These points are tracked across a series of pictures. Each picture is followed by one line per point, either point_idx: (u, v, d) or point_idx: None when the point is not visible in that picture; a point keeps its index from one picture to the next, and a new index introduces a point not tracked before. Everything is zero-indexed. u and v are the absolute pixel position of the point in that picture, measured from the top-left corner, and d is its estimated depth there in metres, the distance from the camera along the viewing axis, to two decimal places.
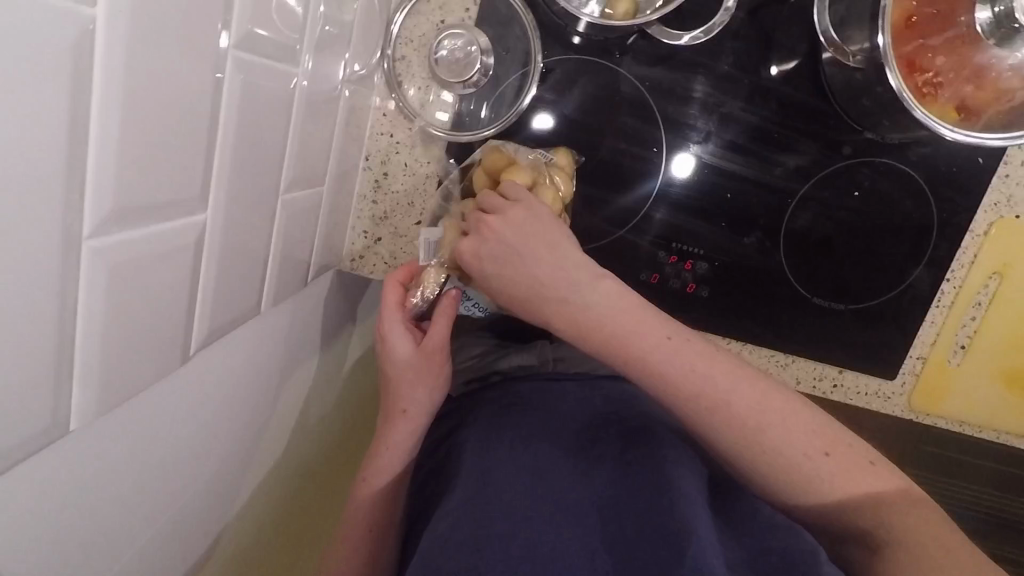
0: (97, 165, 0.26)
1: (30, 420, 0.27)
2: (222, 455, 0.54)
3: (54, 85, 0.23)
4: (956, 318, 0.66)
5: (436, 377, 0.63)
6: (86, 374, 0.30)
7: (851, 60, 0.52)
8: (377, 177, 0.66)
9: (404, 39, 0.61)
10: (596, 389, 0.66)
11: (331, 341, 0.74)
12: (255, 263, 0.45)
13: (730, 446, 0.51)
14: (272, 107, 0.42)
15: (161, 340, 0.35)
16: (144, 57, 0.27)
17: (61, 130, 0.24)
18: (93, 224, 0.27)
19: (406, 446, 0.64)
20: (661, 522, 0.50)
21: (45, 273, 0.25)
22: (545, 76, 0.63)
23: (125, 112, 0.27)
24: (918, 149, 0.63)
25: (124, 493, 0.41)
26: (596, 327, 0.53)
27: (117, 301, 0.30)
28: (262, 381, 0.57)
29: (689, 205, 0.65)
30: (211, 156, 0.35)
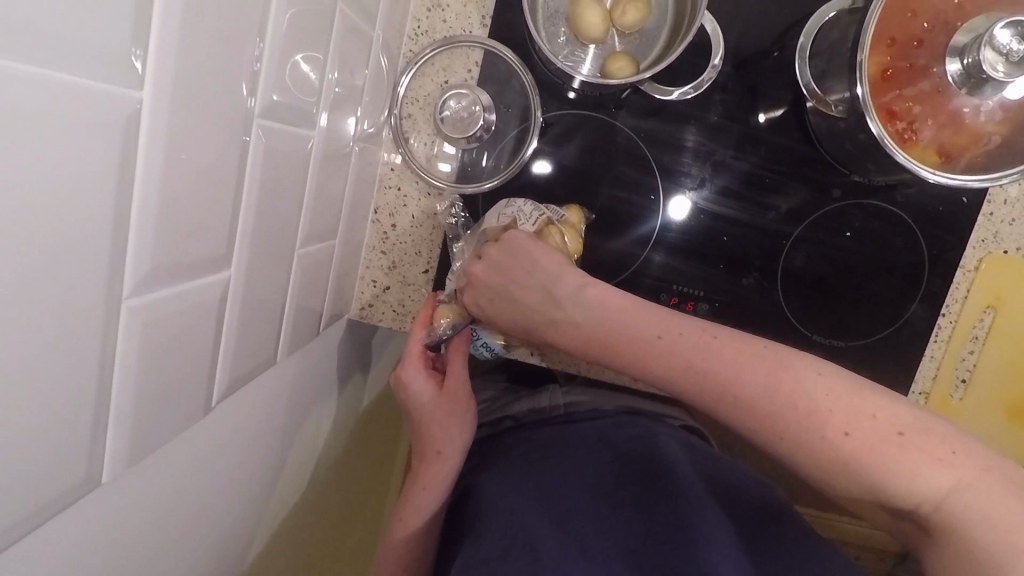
0: (138, 229, 0.29)
1: (69, 470, 0.29)
2: (240, 505, 0.55)
3: (105, 159, 0.26)
4: (954, 351, 0.67)
5: (465, 415, 0.64)
6: (121, 426, 0.31)
7: (834, 110, 0.55)
8: (385, 229, 0.68)
9: (410, 99, 0.65)
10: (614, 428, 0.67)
11: (342, 389, 0.76)
12: (273, 313, 0.47)
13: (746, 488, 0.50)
14: (292, 166, 0.45)
15: (188, 390, 0.37)
16: (181, 130, 0.30)
17: (109, 198, 0.26)
18: (133, 285, 0.29)
19: (442, 488, 0.64)
20: None
21: (89, 331, 0.27)
22: (545, 130, 0.66)
23: (164, 181, 0.30)
24: (906, 191, 0.65)
25: (155, 545, 0.42)
26: (585, 343, 0.56)
27: (151, 356, 0.32)
28: (278, 430, 0.58)
29: (687, 249, 0.67)
30: (236, 215, 0.38)
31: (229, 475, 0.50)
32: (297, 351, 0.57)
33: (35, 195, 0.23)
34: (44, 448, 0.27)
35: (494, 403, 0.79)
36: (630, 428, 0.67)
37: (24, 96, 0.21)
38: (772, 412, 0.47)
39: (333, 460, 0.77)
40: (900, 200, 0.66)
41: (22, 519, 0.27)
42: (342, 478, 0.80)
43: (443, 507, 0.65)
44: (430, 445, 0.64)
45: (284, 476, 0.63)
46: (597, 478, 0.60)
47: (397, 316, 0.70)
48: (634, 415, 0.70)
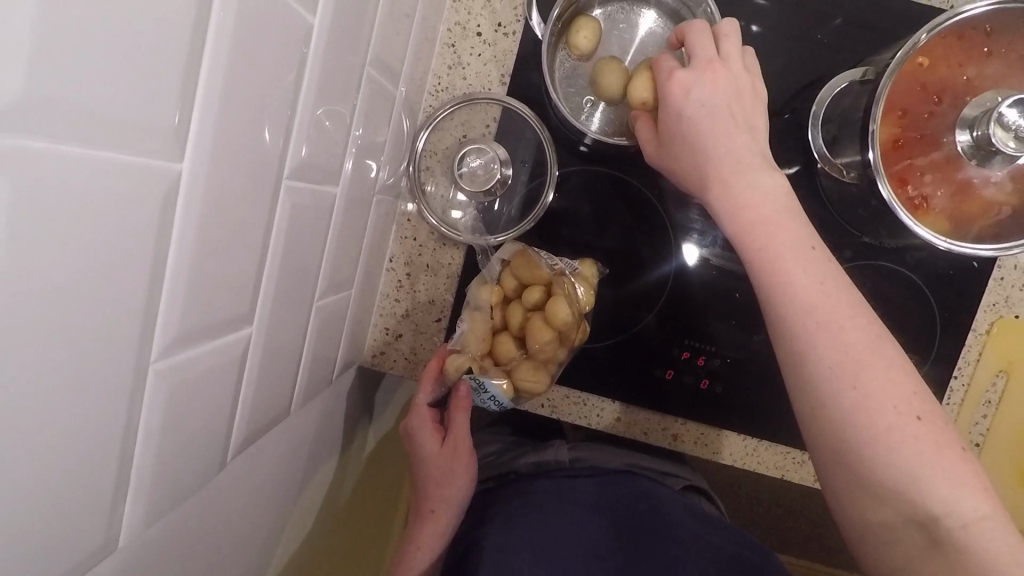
0: (169, 294, 0.29)
1: (87, 535, 0.29)
2: (246, 558, 0.54)
3: (143, 227, 0.26)
4: (969, 415, 0.67)
5: (461, 474, 0.64)
6: (138, 488, 0.32)
7: (845, 176, 0.55)
8: (400, 277, 0.69)
9: (429, 152, 0.67)
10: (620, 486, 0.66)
11: (349, 435, 0.75)
12: (290, 363, 0.47)
13: None
14: (316, 220, 0.45)
15: (206, 446, 0.37)
16: (215, 197, 0.31)
17: (145, 266, 0.27)
18: (161, 350, 0.30)
19: (437, 546, 0.65)
20: None
21: (117, 397, 0.28)
22: (560, 184, 0.67)
23: (197, 246, 0.30)
24: (916, 253, 0.66)
25: None
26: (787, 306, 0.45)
27: (172, 417, 0.32)
28: (286, 481, 0.58)
29: (698, 304, 0.68)
30: (261, 272, 0.38)
31: (238, 528, 0.50)
32: (310, 400, 0.57)
33: (77, 266, 0.24)
34: (66, 515, 0.27)
35: (499, 456, 0.78)
36: (627, 487, 0.65)
37: (72, 174, 0.22)
38: None
39: (338, 509, 0.76)
40: (910, 262, 0.66)
41: None
42: (344, 527, 0.79)
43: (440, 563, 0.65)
44: (426, 502, 0.64)
45: (289, 526, 0.63)
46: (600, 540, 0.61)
47: (408, 364, 0.70)
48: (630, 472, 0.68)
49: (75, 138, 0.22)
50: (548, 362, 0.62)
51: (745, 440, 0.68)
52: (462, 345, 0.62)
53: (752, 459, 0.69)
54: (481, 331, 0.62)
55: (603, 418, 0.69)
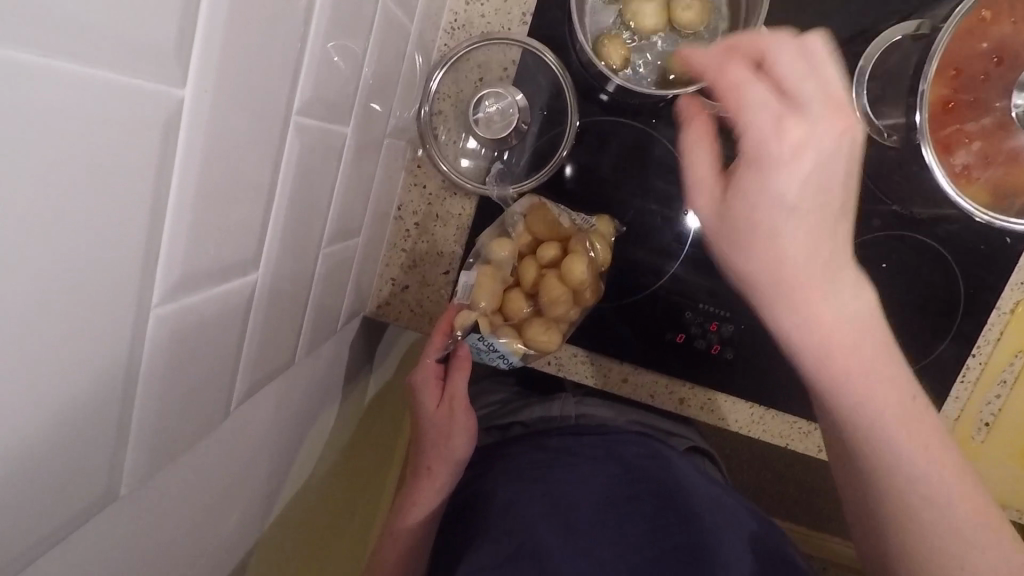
0: (171, 237, 0.27)
1: (86, 489, 0.27)
2: (246, 505, 0.53)
3: (142, 160, 0.24)
4: (982, 393, 0.66)
5: (462, 433, 0.62)
6: (139, 440, 0.30)
7: (886, 139, 0.53)
8: (407, 226, 0.66)
9: (442, 95, 0.63)
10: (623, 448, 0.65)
11: (351, 386, 0.74)
12: (295, 313, 0.45)
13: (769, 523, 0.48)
14: (325, 164, 0.43)
15: (209, 395, 0.36)
16: (221, 128, 0.28)
17: (144, 204, 0.25)
18: (163, 293, 0.28)
19: (434, 502, 0.64)
20: None
21: (116, 345, 0.26)
22: (579, 135, 0.64)
23: (200, 182, 0.28)
24: (946, 226, 0.64)
25: (165, 548, 0.40)
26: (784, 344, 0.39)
27: (174, 366, 0.30)
28: (288, 430, 0.57)
29: (715, 267, 0.65)
30: (268, 216, 0.36)
31: (240, 476, 0.49)
32: (314, 351, 0.55)
33: (69, 202, 0.21)
34: (64, 468, 0.26)
35: (502, 407, 0.77)
36: (639, 445, 0.65)
37: (63, 97, 0.19)
38: None
39: (336, 458, 0.75)
40: (939, 233, 0.64)
41: (33, 542, 0.25)
42: (343, 475, 0.79)
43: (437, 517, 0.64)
44: (423, 457, 0.64)
45: (290, 474, 0.62)
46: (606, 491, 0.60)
47: (414, 316, 0.68)
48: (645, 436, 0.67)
49: (65, 54, 0.19)
50: (562, 319, 0.60)
51: (752, 408, 0.67)
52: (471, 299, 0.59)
53: (758, 428, 0.68)
54: (492, 286, 0.59)
55: (609, 377, 0.68)
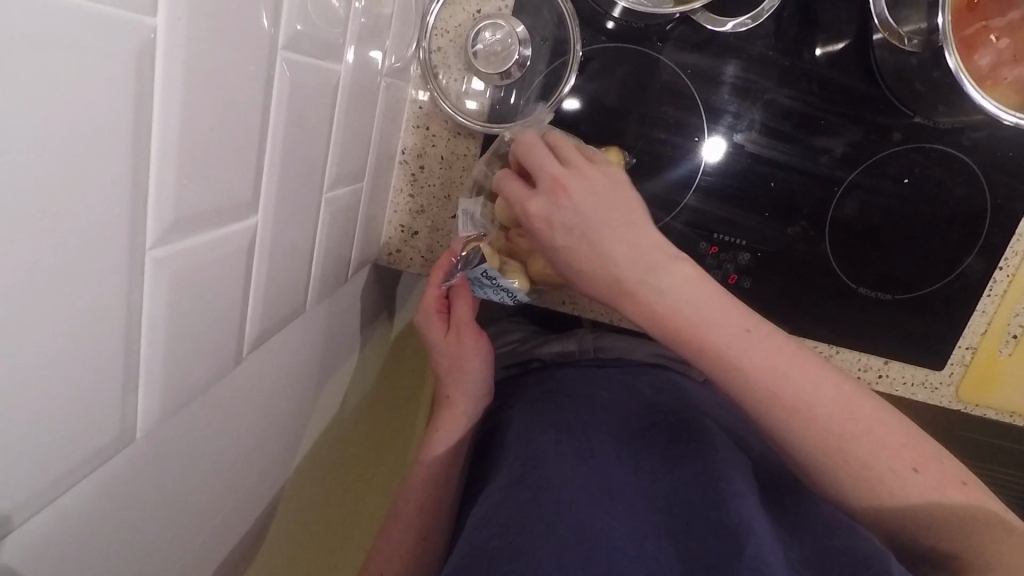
0: (158, 178, 0.27)
1: (100, 428, 0.29)
2: (268, 447, 0.55)
3: (118, 92, 0.23)
4: (1010, 305, 0.64)
5: (478, 356, 0.63)
6: (151, 382, 0.31)
7: (906, 45, 0.50)
8: (413, 170, 0.65)
9: (439, 31, 0.61)
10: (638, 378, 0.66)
11: (368, 335, 0.75)
12: (301, 258, 0.45)
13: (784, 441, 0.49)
14: (320, 106, 0.42)
15: (217, 338, 0.36)
16: (201, 64, 0.27)
17: (125, 140, 0.24)
18: (158, 235, 0.28)
19: (459, 431, 0.64)
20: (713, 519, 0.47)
21: (112, 286, 0.26)
22: (584, 65, 0.61)
23: (183, 120, 0.27)
24: (973, 135, 0.61)
25: (190, 485, 0.42)
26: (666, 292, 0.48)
27: (180, 308, 0.31)
28: (307, 375, 0.58)
29: (729, 193, 0.63)
30: (262, 159, 0.35)
31: (258, 422, 0.50)
32: (325, 298, 0.56)
33: (43, 140, 0.21)
34: (75, 408, 0.27)
35: (517, 347, 0.78)
36: (649, 380, 0.65)
37: (29, 29, 0.19)
38: (806, 376, 0.46)
39: (358, 404, 0.77)
40: (966, 144, 0.61)
41: (53, 476, 0.27)
42: (366, 420, 0.81)
43: (463, 450, 0.64)
44: (443, 389, 0.65)
45: (313, 420, 0.64)
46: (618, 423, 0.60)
47: (425, 262, 0.68)
48: (658, 368, 0.68)
49: None
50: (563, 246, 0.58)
51: None
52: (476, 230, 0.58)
53: None
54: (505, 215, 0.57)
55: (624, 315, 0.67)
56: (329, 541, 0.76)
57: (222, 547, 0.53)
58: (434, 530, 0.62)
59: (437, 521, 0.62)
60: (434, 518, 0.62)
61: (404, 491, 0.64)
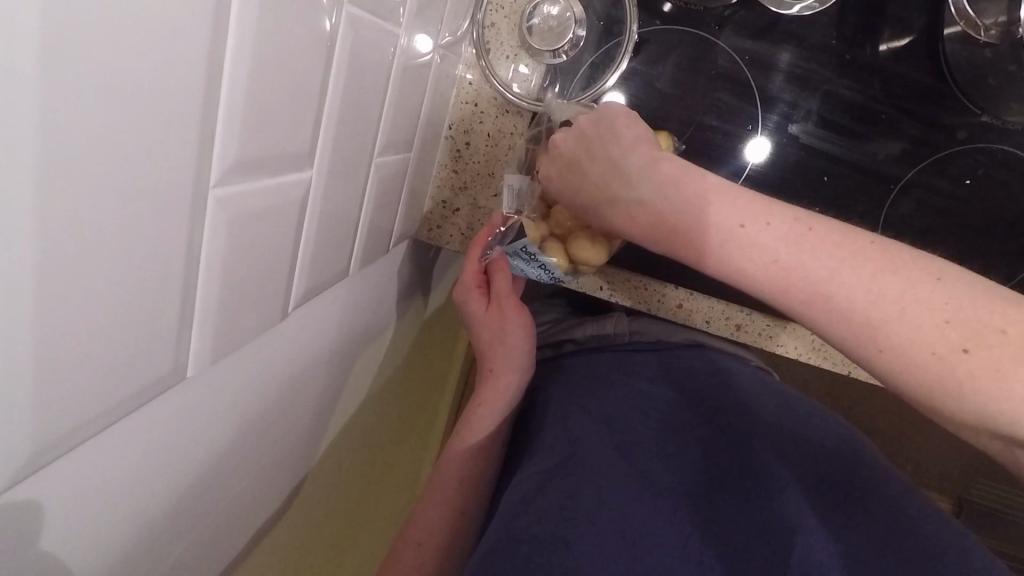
0: (226, 122, 0.27)
1: (154, 366, 0.29)
2: (303, 411, 0.56)
3: (196, 24, 0.23)
4: None
5: (521, 327, 0.63)
6: (205, 322, 0.31)
7: (984, 36, 0.49)
8: (458, 146, 0.65)
9: (494, 7, 0.60)
10: (686, 359, 0.65)
11: (403, 310, 0.75)
12: (349, 220, 0.46)
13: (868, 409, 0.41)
14: (377, 69, 0.42)
15: (266, 289, 0.36)
16: (274, 5, 0.27)
17: (199, 76, 0.24)
18: (221, 174, 0.28)
19: (504, 405, 0.63)
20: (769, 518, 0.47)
21: (176, 220, 0.26)
22: (638, 48, 0.60)
23: (253, 62, 0.27)
24: None
25: (228, 435, 0.43)
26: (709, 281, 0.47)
27: (237, 248, 0.31)
28: (343, 342, 0.59)
29: (778, 185, 0.62)
30: (320, 113, 0.35)
31: (298, 379, 0.51)
32: (366, 266, 0.56)
33: (131, 70, 0.21)
34: (132, 338, 0.27)
35: (554, 326, 0.78)
36: (688, 362, 0.65)
37: None
38: None
39: (390, 378, 0.78)
40: None
41: (109, 404, 0.27)
42: (396, 395, 0.81)
43: (505, 423, 0.64)
44: (486, 362, 0.64)
45: (346, 388, 0.65)
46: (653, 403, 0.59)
47: (465, 239, 0.68)
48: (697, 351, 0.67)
49: None
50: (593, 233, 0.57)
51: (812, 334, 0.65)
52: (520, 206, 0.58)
53: (817, 355, 0.66)
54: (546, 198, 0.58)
55: (662, 304, 0.66)
56: (358, 511, 0.76)
57: (256, 502, 0.54)
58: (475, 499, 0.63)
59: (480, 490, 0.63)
60: (475, 488, 0.63)
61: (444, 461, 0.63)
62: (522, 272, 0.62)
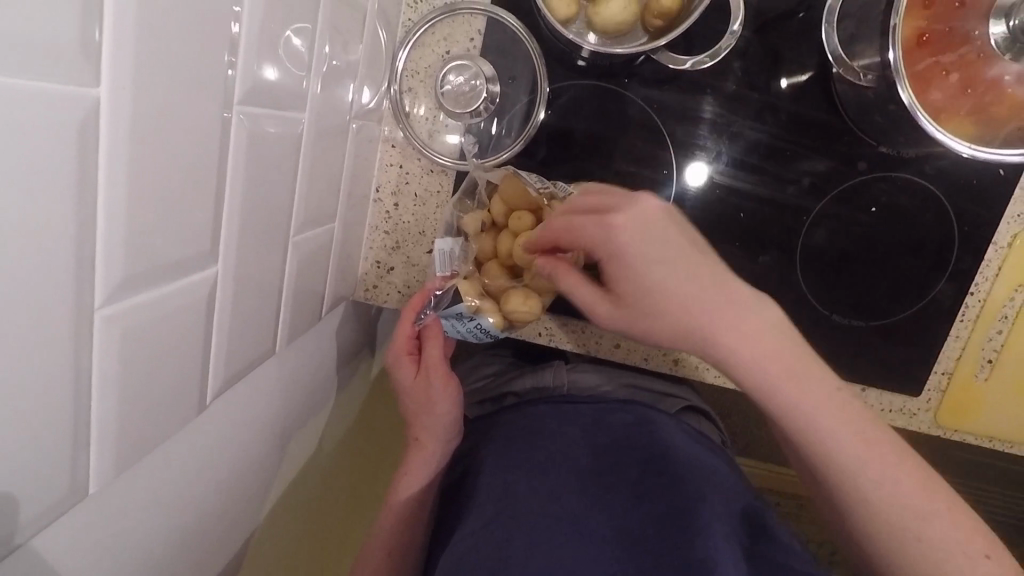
0: (107, 240, 0.27)
1: (48, 488, 0.29)
2: (242, 484, 0.55)
3: (61, 162, 0.24)
4: (981, 333, 0.64)
5: (445, 394, 0.63)
6: (103, 440, 0.31)
7: (862, 79, 0.52)
8: (388, 208, 0.66)
9: (410, 72, 0.61)
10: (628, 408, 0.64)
11: (348, 368, 0.75)
12: (269, 297, 0.46)
13: (811, 423, 0.45)
14: (284, 150, 0.43)
15: (177, 389, 0.36)
16: (151, 122, 0.28)
17: (71, 205, 0.25)
18: (106, 293, 0.28)
19: (429, 472, 0.65)
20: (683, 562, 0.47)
21: (59, 348, 0.26)
22: (552, 102, 0.62)
23: (132, 180, 0.28)
24: (935, 163, 0.62)
25: (152, 529, 0.42)
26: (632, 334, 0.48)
27: (133, 368, 0.31)
28: (281, 413, 0.58)
29: (701, 225, 0.64)
30: (221, 212, 0.36)
31: (231, 458, 0.51)
32: (297, 336, 0.56)
33: None
34: (21, 468, 0.27)
35: (493, 381, 0.79)
36: (625, 412, 0.64)
37: None
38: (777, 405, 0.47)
39: (339, 436, 0.78)
40: (930, 172, 0.62)
41: None
42: (347, 457, 0.81)
43: (433, 488, 0.66)
44: (413, 430, 0.65)
45: (287, 458, 0.64)
46: (582, 453, 0.59)
47: (401, 297, 0.68)
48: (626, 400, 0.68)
49: None
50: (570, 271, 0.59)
51: None
52: (453, 267, 0.60)
53: None
54: (498, 274, 0.59)
55: (602, 345, 0.67)
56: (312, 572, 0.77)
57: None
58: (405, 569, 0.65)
59: (411, 558, 0.66)
60: (404, 559, 0.65)
61: (376, 531, 0.66)
62: (457, 335, 0.63)
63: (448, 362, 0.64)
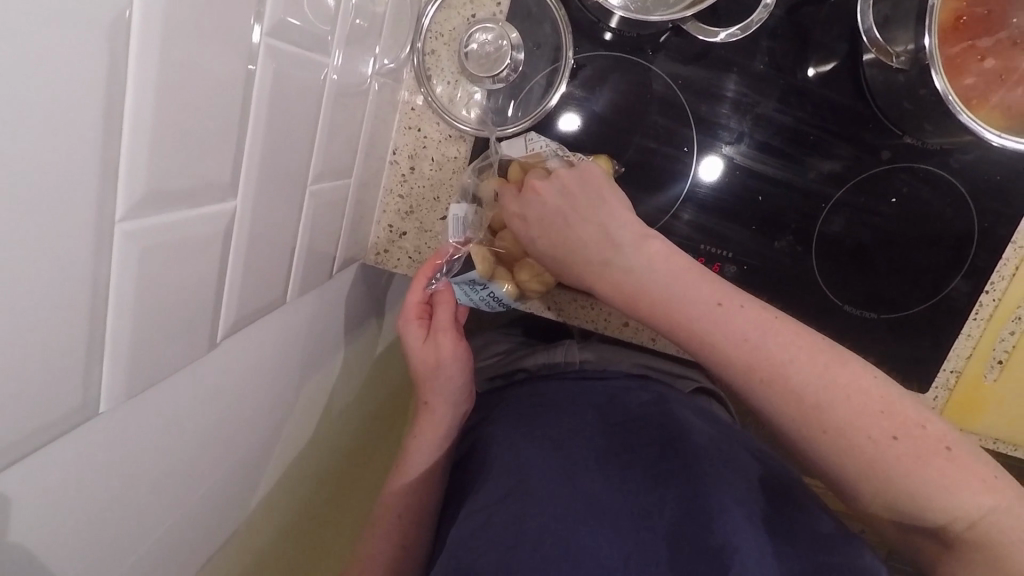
0: (130, 155, 0.27)
1: (58, 403, 0.28)
2: (245, 438, 0.55)
3: (92, 64, 0.23)
4: (993, 332, 0.64)
5: (455, 357, 0.63)
6: (115, 359, 0.31)
7: (895, 61, 0.50)
8: (403, 171, 0.65)
9: (434, 34, 0.61)
10: (649, 388, 0.65)
11: (354, 335, 0.75)
12: (283, 247, 0.45)
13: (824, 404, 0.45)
14: (306, 99, 0.42)
15: (190, 322, 0.36)
16: (179, 44, 0.28)
17: (98, 114, 0.24)
18: (126, 208, 0.28)
19: (438, 439, 0.66)
20: (696, 543, 0.47)
21: (79, 259, 0.26)
22: (576, 72, 0.62)
23: (159, 99, 0.27)
24: (960, 156, 0.61)
25: (156, 467, 0.42)
26: None
27: (148, 291, 0.31)
28: (287, 371, 0.58)
29: (721, 209, 0.63)
30: (242, 149, 0.36)
31: (237, 408, 0.51)
32: (307, 292, 0.56)
33: (21, 114, 0.21)
34: (34, 379, 0.26)
35: (503, 358, 0.79)
36: (644, 393, 0.64)
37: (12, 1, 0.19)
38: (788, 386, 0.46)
39: (344, 404, 0.78)
40: (954, 166, 0.61)
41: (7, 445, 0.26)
42: (350, 425, 0.81)
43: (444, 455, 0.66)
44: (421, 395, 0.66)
45: (291, 418, 0.64)
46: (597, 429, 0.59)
47: (412, 263, 0.67)
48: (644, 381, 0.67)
49: None
50: None
51: None
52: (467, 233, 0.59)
53: None
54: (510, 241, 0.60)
55: (611, 322, 0.67)
56: (319, 537, 0.78)
57: (190, 536, 0.53)
58: (416, 538, 0.64)
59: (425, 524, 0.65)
60: (416, 526, 0.64)
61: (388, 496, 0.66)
62: (470, 303, 0.62)
63: (458, 327, 0.64)
